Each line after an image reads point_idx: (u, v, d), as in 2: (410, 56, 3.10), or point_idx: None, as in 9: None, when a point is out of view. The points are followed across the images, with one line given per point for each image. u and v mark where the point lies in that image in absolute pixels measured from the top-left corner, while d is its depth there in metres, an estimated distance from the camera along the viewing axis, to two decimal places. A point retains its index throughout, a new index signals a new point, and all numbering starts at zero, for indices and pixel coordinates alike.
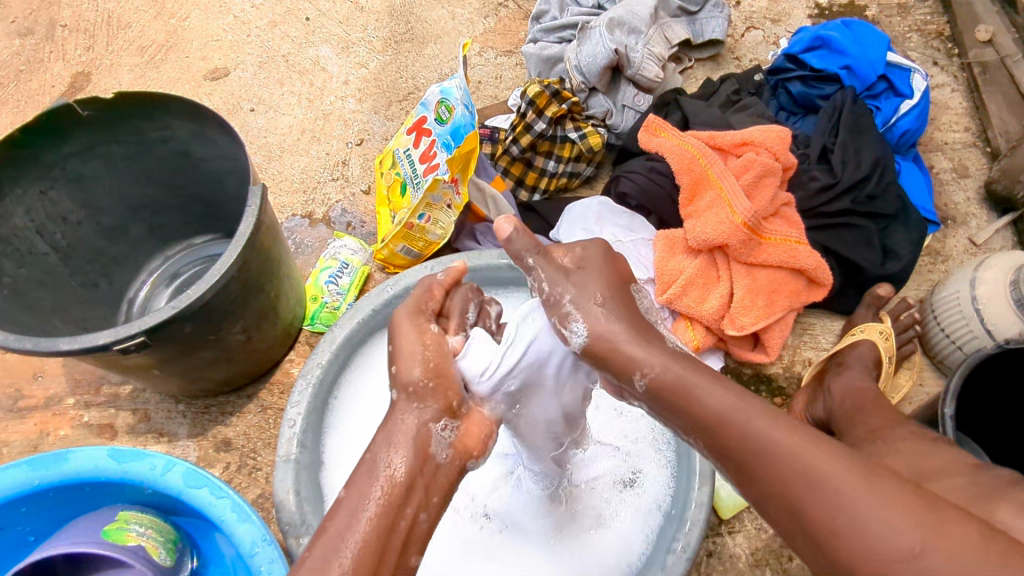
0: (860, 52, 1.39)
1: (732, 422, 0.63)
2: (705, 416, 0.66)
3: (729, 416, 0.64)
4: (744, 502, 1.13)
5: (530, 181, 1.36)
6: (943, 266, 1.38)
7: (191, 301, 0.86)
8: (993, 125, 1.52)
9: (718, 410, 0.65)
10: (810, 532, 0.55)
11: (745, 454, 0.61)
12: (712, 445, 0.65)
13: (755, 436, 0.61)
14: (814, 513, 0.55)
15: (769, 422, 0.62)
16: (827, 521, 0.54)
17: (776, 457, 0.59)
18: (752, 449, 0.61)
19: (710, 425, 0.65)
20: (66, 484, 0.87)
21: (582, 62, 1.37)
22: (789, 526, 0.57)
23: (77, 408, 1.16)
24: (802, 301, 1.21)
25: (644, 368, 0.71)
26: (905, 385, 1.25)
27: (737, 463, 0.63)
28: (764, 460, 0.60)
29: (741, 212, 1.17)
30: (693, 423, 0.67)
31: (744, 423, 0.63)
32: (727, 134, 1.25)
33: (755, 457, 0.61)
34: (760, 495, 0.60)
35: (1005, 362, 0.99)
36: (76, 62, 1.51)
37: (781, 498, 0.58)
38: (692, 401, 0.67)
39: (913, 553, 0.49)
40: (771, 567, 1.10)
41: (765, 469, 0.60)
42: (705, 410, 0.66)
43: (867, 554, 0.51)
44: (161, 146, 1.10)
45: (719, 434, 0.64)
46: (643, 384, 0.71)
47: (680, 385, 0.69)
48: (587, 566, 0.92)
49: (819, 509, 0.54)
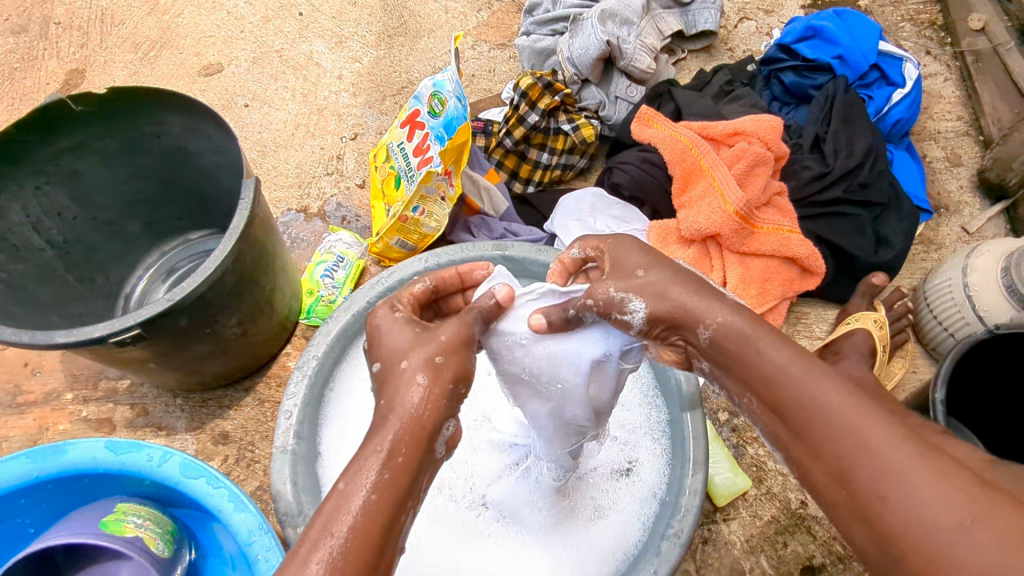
0: (852, 42, 1.39)
1: (793, 378, 0.54)
2: (761, 371, 0.56)
3: (791, 372, 0.54)
4: (737, 490, 1.14)
5: (524, 174, 1.37)
6: (936, 254, 1.39)
7: (185, 294, 0.86)
8: (985, 113, 1.52)
9: (778, 365, 0.55)
10: (855, 495, 0.47)
11: (797, 413, 0.52)
12: (765, 402, 0.55)
13: (813, 395, 0.52)
14: (862, 476, 0.47)
15: (837, 387, 0.51)
16: (874, 485, 0.46)
17: (843, 422, 0.49)
18: (806, 405, 0.52)
19: (766, 380, 0.55)
20: (64, 475, 0.88)
21: (575, 54, 1.37)
22: (832, 490, 0.49)
23: (76, 402, 1.17)
24: (796, 290, 1.21)
25: (709, 319, 0.60)
26: (898, 372, 1.25)
27: (791, 424, 0.53)
28: (818, 418, 0.51)
29: (733, 201, 1.18)
30: (747, 378, 0.57)
31: (803, 379, 0.53)
32: (718, 124, 1.27)
33: (808, 415, 0.52)
34: (804, 455, 0.52)
35: (996, 348, 1.00)
36: (71, 60, 1.51)
37: (826, 460, 0.50)
38: (750, 356, 0.57)
39: (959, 524, 0.43)
40: (766, 553, 1.11)
41: (823, 435, 0.50)
42: (764, 366, 0.56)
43: (913, 525, 0.44)
44: (156, 142, 1.10)
45: (775, 393, 0.54)
46: (706, 340, 0.60)
47: (742, 338, 0.58)
48: (583, 554, 0.92)
49: (869, 473, 0.47)
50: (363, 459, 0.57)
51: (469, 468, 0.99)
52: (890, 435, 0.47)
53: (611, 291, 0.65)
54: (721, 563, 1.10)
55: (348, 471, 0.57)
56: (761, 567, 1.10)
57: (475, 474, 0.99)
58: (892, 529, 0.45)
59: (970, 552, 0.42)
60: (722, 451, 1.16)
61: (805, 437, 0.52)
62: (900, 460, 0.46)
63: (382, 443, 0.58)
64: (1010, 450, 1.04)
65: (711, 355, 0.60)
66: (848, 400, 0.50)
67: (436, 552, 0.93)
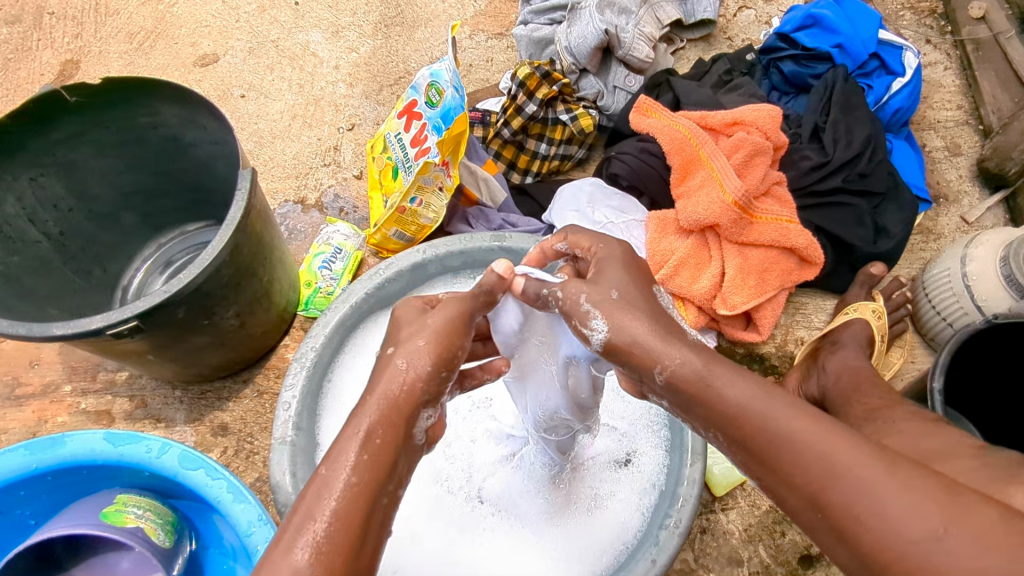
0: (852, 31, 1.38)
1: (753, 414, 0.53)
2: (723, 408, 0.55)
3: (750, 409, 0.54)
4: (736, 479, 1.14)
5: (523, 164, 1.36)
6: (935, 245, 1.39)
7: (182, 285, 0.86)
8: (985, 103, 1.52)
9: (739, 401, 0.54)
10: (832, 520, 0.47)
11: (765, 445, 0.52)
12: (730, 441, 0.55)
13: (776, 427, 0.52)
14: (835, 499, 0.47)
15: (800, 412, 0.52)
16: (848, 508, 0.46)
17: (811, 447, 0.49)
18: (771, 436, 0.52)
19: (729, 417, 0.55)
20: (64, 467, 0.88)
21: (573, 43, 1.35)
22: (806, 512, 0.49)
23: (74, 395, 1.17)
24: (794, 280, 1.21)
25: (664, 362, 0.59)
26: (897, 361, 1.25)
27: (759, 459, 0.53)
28: (784, 448, 0.51)
29: (731, 191, 1.17)
30: (709, 417, 0.56)
31: (764, 413, 0.53)
32: (717, 114, 1.26)
33: (774, 449, 0.51)
34: (776, 484, 0.51)
35: (994, 337, 1.00)
36: (65, 50, 1.50)
37: (797, 485, 0.49)
38: (705, 395, 0.56)
39: (933, 533, 0.42)
40: (764, 543, 1.11)
41: (794, 468, 0.50)
42: (725, 406, 0.55)
43: (890, 543, 0.44)
44: (151, 132, 1.10)
45: (740, 430, 0.54)
46: (662, 381, 0.59)
47: (698, 377, 0.57)
48: (582, 546, 0.92)
49: (841, 494, 0.47)
50: (346, 442, 0.58)
51: (467, 459, 0.99)
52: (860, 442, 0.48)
53: (580, 300, 0.64)
54: (720, 552, 1.11)
55: (329, 458, 0.58)
56: (759, 555, 1.11)
57: (472, 466, 0.99)
58: (871, 551, 0.44)
59: (948, 560, 0.41)
60: None
61: (775, 467, 0.51)
62: (870, 477, 0.46)
63: (366, 425, 0.59)
64: (1007, 438, 1.06)
65: (672, 389, 0.59)
66: (812, 424, 0.51)
67: (433, 545, 0.94)
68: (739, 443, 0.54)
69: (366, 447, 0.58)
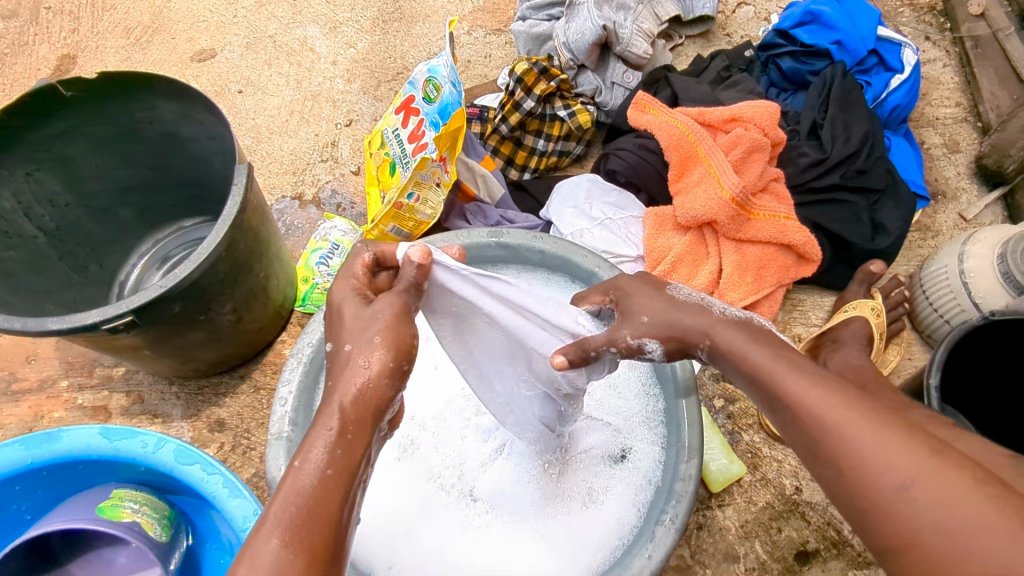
0: (851, 27, 1.38)
1: (766, 371, 0.61)
2: (745, 367, 0.63)
3: (765, 366, 0.61)
4: (733, 476, 1.14)
5: (520, 160, 1.36)
6: (933, 242, 1.39)
7: (178, 280, 0.86)
8: (984, 100, 1.52)
9: (756, 362, 0.62)
10: (825, 458, 0.53)
11: (774, 395, 0.59)
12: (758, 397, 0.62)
13: (783, 379, 0.59)
14: (824, 438, 0.53)
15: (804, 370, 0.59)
16: (833, 444, 0.52)
17: (808, 394, 0.56)
18: (778, 388, 0.59)
19: (752, 374, 0.62)
20: (59, 462, 0.87)
21: (571, 39, 1.35)
22: (810, 454, 0.55)
23: (71, 390, 1.17)
24: (791, 276, 1.21)
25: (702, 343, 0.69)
26: (894, 359, 1.25)
27: (775, 409, 0.59)
28: (786, 397, 0.58)
29: (729, 187, 1.16)
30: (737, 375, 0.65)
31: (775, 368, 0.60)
32: (715, 110, 1.25)
33: (781, 398, 0.58)
34: (788, 433, 0.58)
35: (992, 333, 1.00)
36: (62, 45, 1.49)
37: (800, 432, 0.55)
38: (737, 356, 0.65)
39: None
40: (761, 539, 1.12)
41: (795, 413, 0.56)
42: (746, 365, 0.63)
43: (865, 472, 0.49)
44: (148, 128, 1.09)
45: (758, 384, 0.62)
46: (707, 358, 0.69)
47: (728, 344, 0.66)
48: (577, 542, 0.93)
49: (827, 431, 0.53)
50: (339, 439, 0.57)
51: (458, 456, 1.00)
52: (861, 408, 0.52)
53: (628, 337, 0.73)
54: (716, 548, 1.11)
55: (311, 452, 0.57)
56: (756, 552, 1.11)
57: (464, 463, 1.00)
58: (851, 480, 0.50)
59: None
60: (718, 438, 1.16)
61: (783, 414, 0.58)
62: (849, 418, 0.52)
63: (359, 420, 0.59)
64: (1008, 437, 1.05)
65: None
66: (811, 377, 0.57)
67: (427, 542, 0.94)
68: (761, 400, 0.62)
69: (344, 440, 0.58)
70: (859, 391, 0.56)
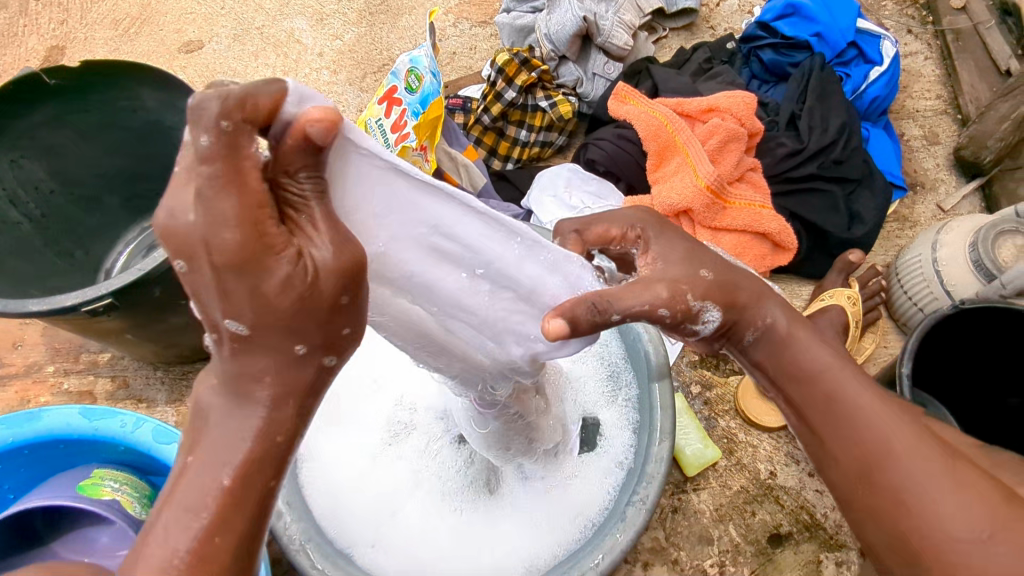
0: (830, 20, 1.40)
1: (826, 382, 0.60)
2: (800, 370, 0.62)
3: (825, 377, 0.60)
4: (708, 460, 1.17)
5: (503, 151, 1.37)
6: (911, 232, 1.40)
7: (156, 263, 0.87)
8: (964, 92, 1.53)
9: (817, 366, 0.61)
10: (874, 499, 0.54)
11: (826, 411, 0.59)
12: (801, 403, 0.62)
13: (848, 402, 0.58)
14: (883, 480, 0.54)
15: (866, 395, 0.58)
16: (895, 490, 0.53)
17: (880, 433, 0.56)
18: (839, 408, 0.59)
19: (810, 376, 0.61)
20: (40, 441, 0.89)
21: (552, 30, 1.37)
22: (850, 486, 0.57)
23: (57, 375, 1.19)
24: (768, 265, 1.22)
25: (758, 323, 0.64)
26: (869, 347, 1.26)
27: (818, 424, 0.60)
28: (852, 419, 0.57)
29: (704, 175, 1.19)
30: (779, 373, 0.64)
31: (836, 385, 0.60)
32: (693, 101, 1.27)
33: (839, 417, 0.58)
34: (828, 452, 0.59)
35: (961, 321, 1.01)
36: (50, 36, 1.51)
37: (855, 461, 0.56)
38: (790, 355, 0.63)
39: (982, 541, 0.49)
40: (735, 522, 1.14)
41: (851, 444, 0.57)
42: (799, 365, 0.62)
43: (930, 526, 0.51)
44: (131, 116, 1.11)
45: (811, 391, 0.61)
46: (752, 340, 0.64)
47: (781, 337, 0.63)
48: (549, 521, 0.95)
49: (890, 477, 0.54)
50: None
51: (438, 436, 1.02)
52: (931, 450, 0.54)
53: (690, 301, 0.61)
54: (691, 530, 1.13)
55: None
56: (730, 534, 1.13)
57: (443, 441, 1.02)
58: (907, 531, 0.52)
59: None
60: (693, 423, 1.19)
61: (832, 435, 0.58)
62: (918, 468, 0.53)
63: None
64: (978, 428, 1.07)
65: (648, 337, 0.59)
66: (882, 408, 0.57)
67: (407, 520, 0.97)
68: (803, 402, 0.62)
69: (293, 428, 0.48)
70: (889, 402, 0.59)
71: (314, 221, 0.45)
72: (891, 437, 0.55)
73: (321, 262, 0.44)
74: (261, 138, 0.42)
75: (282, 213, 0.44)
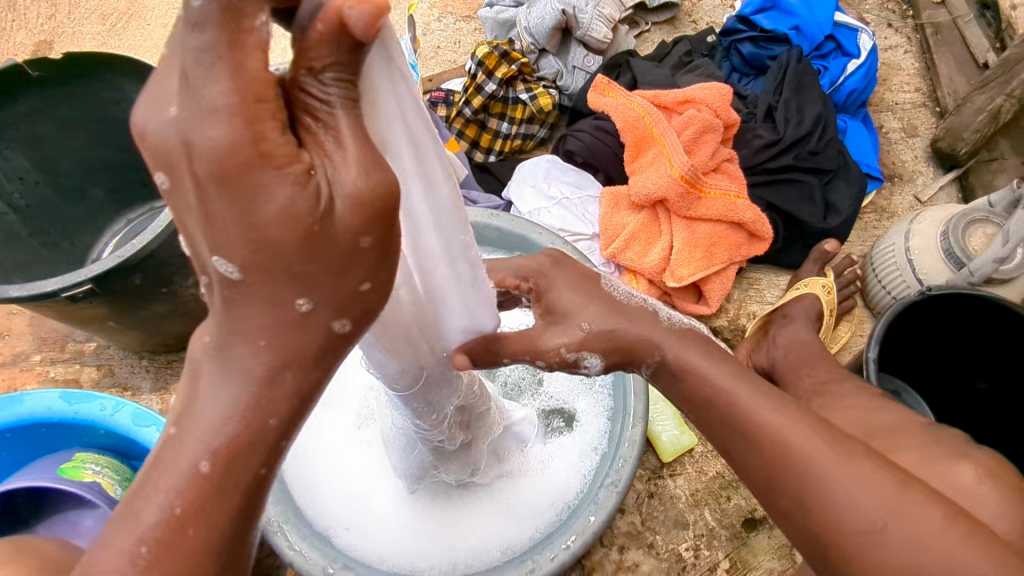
0: (808, 13, 1.42)
1: (721, 396, 0.61)
2: (706, 386, 0.62)
3: (723, 391, 0.61)
4: (682, 447, 1.19)
5: (485, 143, 1.38)
6: (888, 222, 1.42)
7: (135, 250, 0.89)
8: (942, 85, 1.55)
9: (719, 384, 0.61)
10: (785, 501, 0.55)
11: (729, 420, 0.60)
12: (706, 419, 0.62)
13: (746, 411, 0.59)
14: (789, 483, 0.54)
15: (762, 399, 0.59)
16: (803, 492, 0.53)
17: (780, 435, 0.56)
18: (738, 418, 0.59)
19: (708, 397, 0.62)
20: (22, 424, 0.91)
21: (531, 24, 1.39)
22: (764, 490, 0.57)
23: (43, 364, 1.21)
24: (743, 254, 1.24)
25: (648, 360, 0.67)
26: (844, 335, 1.29)
27: (723, 436, 0.61)
28: (749, 426, 0.58)
29: (679, 165, 1.20)
30: (686, 392, 0.64)
31: (733, 394, 0.60)
32: (670, 93, 1.29)
33: (739, 429, 0.59)
34: (738, 459, 0.59)
35: (928, 307, 1.02)
36: (39, 31, 1.53)
37: (762, 466, 0.56)
38: (693, 373, 0.63)
39: (877, 527, 0.49)
40: (710, 507, 1.15)
41: (755, 451, 0.57)
42: (704, 384, 0.62)
43: (841, 522, 0.51)
44: (114, 108, 1.13)
45: (713, 409, 0.61)
46: (646, 373, 0.68)
47: (679, 361, 0.65)
48: (523, 507, 0.97)
49: (797, 480, 0.54)
50: None
51: None
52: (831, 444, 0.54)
53: (563, 353, 0.67)
54: (666, 515, 1.15)
55: None
56: (705, 519, 1.14)
57: None
58: (821, 527, 0.52)
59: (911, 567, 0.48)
60: (670, 410, 1.22)
61: (739, 445, 0.59)
62: (824, 466, 0.53)
63: None
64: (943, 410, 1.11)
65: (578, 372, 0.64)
66: (777, 411, 0.58)
67: (382, 506, 0.98)
68: (708, 422, 0.62)
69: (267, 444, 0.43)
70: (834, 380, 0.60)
71: (339, 138, 0.36)
72: (795, 434, 0.56)
73: (346, 189, 0.36)
74: (270, 15, 0.33)
75: (300, 123, 0.36)
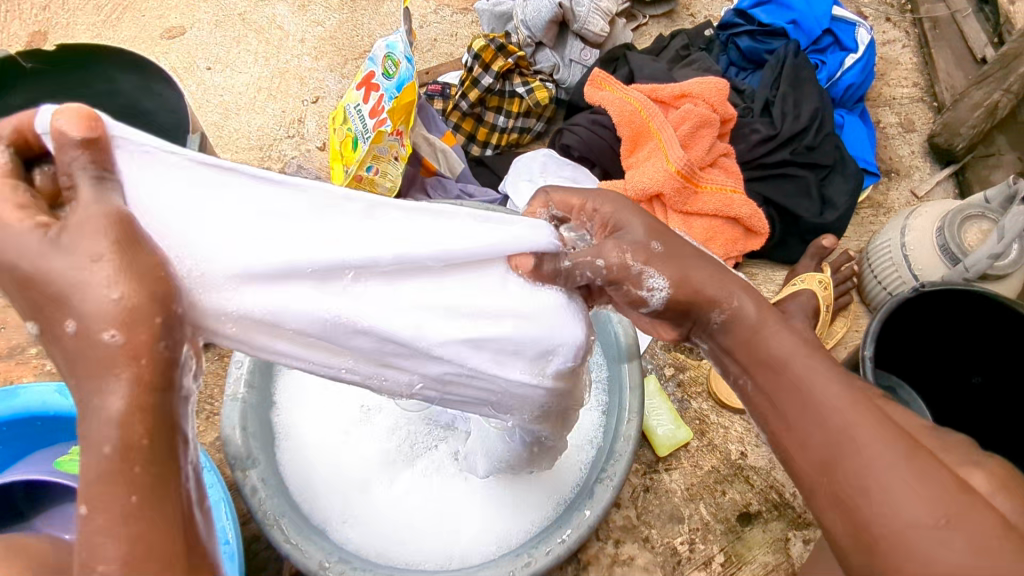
0: (805, 7, 1.43)
1: (791, 367, 0.56)
2: (766, 355, 0.58)
3: (790, 363, 0.56)
4: (678, 441, 1.19)
5: (481, 137, 1.38)
6: (885, 217, 1.42)
7: None
8: (940, 80, 1.55)
9: (782, 352, 0.57)
10: (835, 487, 0.50)
11: (789, 394, 0.55)
12: (762, 388, 0.58)
13: (810, 389, 0.54)
14: (846, 468, 0.50)
15: (830, 378, 0.54)
16: (856, 480, 0.49)
17: (845, 419, 0.52)
18: (802, 394, 0.54)
19: (770, 364, 0.57)
20: (18, 418, 0.91)
21: (528, 17, 1.37)
22: (814, 474, 0.52)
23: (40, 356, 1.21)
24: (740, 249, 1.24)
25: (724, 303, 0.61)
26: (841, 331, 1.29)
27: (778, 412, 0.56)
28: (812, 405, 0.53)
29: (674, 160, 1.21)
30: (747, 361, 0.59)
31: (800, 368, 0.55)
32: (667, 87, 1.29)
33: (802, 406, 0.54)
34: (790, 439, 0.55)
35: (927, 303, 1.03)
36: (32, 22, 1.51)
37: (818, 446, 0.52)
38: (755, 339, 0.59)
39: (935, 523, 0.46)
40: (705, 501, 1.16)
41: (815, 428, 0.53)
42: (766, 350, 0.58)
43: (893, 517, 0.47)
44: (107, 100, 1.12)
45: (773, 377, 0.57)
46: (720, 319, 0.62)
47: (750, 324, 0.60)
48: (519, 500, 0.98)
49: (854, 465, 0.50)
50: None
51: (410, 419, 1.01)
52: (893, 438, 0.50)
53: (628, 262, 0.63)
54: (662, 509, 1.15)
55: None
56: (700, 513, 1.15)
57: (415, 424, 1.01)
58: (870, 521, 0.48)
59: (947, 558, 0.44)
60: (665, 404, 1.22)
61: (794, 421, 0.54)
62: (886, 455, 0.49)
63: None
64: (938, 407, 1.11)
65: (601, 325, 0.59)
66: (847, 394, 0.53)
67: (381, 498, 0.98)
68: (758, 391, 0.58)
69: (139, 459, 0.44)
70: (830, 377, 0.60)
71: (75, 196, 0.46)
72: (866, 422, 0.51)
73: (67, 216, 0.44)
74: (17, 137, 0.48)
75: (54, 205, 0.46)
